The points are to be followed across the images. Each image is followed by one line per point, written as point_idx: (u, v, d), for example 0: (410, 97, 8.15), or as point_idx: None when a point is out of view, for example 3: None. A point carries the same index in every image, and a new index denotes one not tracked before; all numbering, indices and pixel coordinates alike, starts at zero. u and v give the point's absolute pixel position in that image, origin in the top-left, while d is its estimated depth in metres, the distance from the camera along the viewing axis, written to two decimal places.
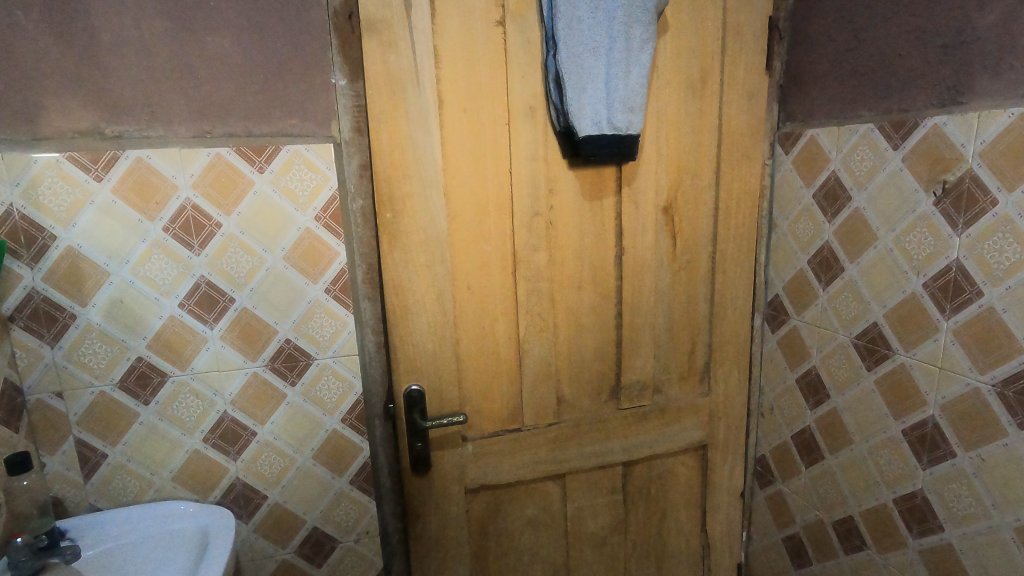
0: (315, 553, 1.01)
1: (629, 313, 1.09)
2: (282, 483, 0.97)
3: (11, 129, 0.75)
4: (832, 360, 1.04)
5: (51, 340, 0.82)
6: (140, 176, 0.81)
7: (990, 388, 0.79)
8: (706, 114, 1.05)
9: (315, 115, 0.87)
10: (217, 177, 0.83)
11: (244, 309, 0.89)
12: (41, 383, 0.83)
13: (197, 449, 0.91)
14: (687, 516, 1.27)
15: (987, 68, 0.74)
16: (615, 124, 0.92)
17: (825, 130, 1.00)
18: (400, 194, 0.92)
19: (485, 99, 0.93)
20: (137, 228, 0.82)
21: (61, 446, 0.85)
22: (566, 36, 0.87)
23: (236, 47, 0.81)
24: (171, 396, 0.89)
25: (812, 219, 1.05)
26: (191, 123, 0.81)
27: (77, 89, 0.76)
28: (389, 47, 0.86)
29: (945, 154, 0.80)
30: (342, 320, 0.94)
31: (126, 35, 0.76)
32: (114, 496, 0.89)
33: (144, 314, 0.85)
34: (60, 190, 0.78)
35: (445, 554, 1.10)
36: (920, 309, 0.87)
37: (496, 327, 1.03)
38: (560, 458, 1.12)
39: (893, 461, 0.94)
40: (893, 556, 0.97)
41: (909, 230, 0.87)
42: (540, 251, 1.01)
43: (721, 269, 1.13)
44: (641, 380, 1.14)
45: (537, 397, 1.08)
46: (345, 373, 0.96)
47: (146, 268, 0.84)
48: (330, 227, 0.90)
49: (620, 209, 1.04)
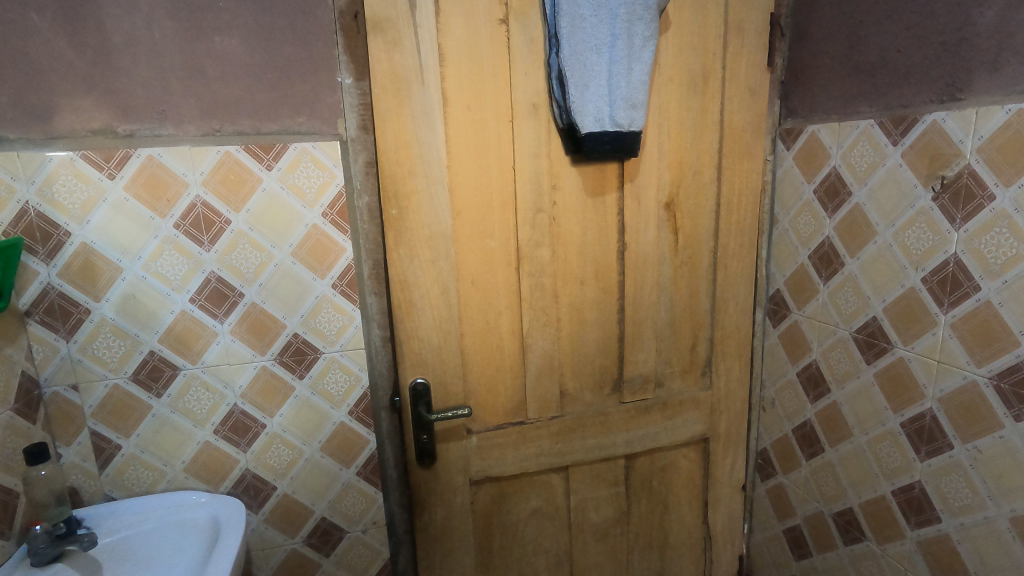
0: (323, 543, 1.03)
1: (630, 307, 1.11)
2: (290, 475, 0.99)
3: (26, 129, 0.77)
4: (833, 354, 1.05)
5: (66, 335, 0.84)
6: (151, 174, 0.82)
7: (987, 381, 0.80)
8: (708, 110, 1.06)
9: (322, 113, 0.88)
10: (227, 174, 0.85)
11: (253, 304, 0.91)
12: (57, 376, 0.85)
13: (209, 440, 0.94)
14: (688, 508, 1.29)
15: (985, 65, 0.75)
16: (617, 120, 0.93)
17: (825, 127, 1.00)
18: (406, 190, 0.94)
19: (489, 96, 0.94)
20: (149, 225, 0.84)
21: (77, 437, 0.88)
22: (568, 34, 0.88)
23: (245, 47, 0.82)
24: (182, 389, 0.91)
25: (812, 214, 1.06)
26: (200, 122, 0.83)
27: (90, 89, 0.78)
28: (394, 46, 0.88)
29: (944, 149, 0.81)
30: (349, 314, 0.96)
31: (138, 36, 0.78)
32: (128, 487, 0.92)
33: (156, 308, 0.87)
34: (74, 188, 0.80)
35: (450, 545, 1.11)
36: (919, 303, 0.88)
37: (500, 321, 1.04)
38: (563, 451, 1.14)
39: (892, 454, 0.96)
40: (892, 546, 0.98)
41: (908, 225, 0.88)
42: (543, 247, 1.03)
43: (722, 264, 1.15)
44: (643, 374, 1.16)
45: (540, 390, 1.10)
46: (352, 366, 0.98)
47: (158, 264, 0.86)
48: (337, 224, 0.92)
49: (622, 205, 1.05)
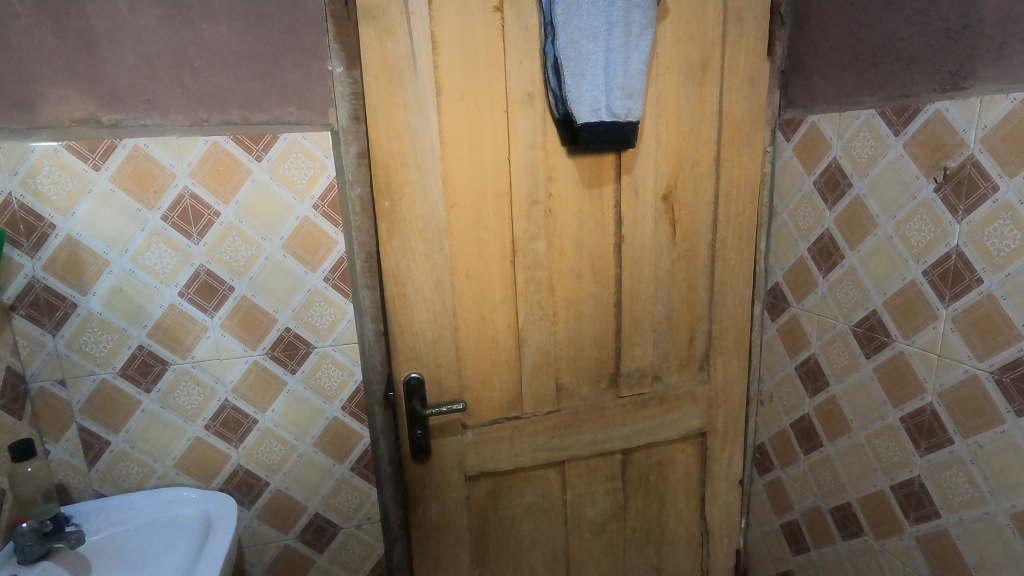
0: (318, 539, 1.02)
1: (628, 301, 1.09)
2: (283, 470, 0.98)
3: (9, 118, 0.75)
4: (832, 348, 1.04)
5: (53, 329, 0.83)
6: (138, 165, 0.80)
7: (989, 375, 0.79)
8: (707, 100, 1.04)
9: (313, 103, 0.86)
10: (215, 165, 0.83)
11: (243, 298, 0.89)
12: (43, 371, 0.84)
13: (200, 436, 0.92)
14: (686, 502, 1.28)
15: (990, 53, 0.73)
16: (614, 110, 0.91)
17: (826, 117, 0.98)
18: (399, 181, 0.92)
19: (483, 85, 0.92)
20: (136, 217, 0.82)
21: (65, 433, 0.86)
22: (565, 21, 0.86)
23: (232, 34, 0.80)
24: (173, 384, 0.89)
25: (812, 206, 1.04)
26: (188, 112, 0.81)
27: (75, 77, 0.76)
28: (386, 34, 0.86)
29: (946, 139, 0.79)
30: (342, 308, 0.94)
31: (122, 22, 0.76)
32: (118, 483, 0.90)
33: (144, 302, 0.86)
34: (58, 178, 0.78)
35: (445, 540, 1.11)
36: (920, 297, 0.86)
37: (495, 315, 1.03)
38: (559, 446, 1.13)
39: (891, 448, 0.95)
40: (891, 542, 0.97)
41: (909, 217, 0.86)
42: (539, 240, 1.01)
43: (721, 257, 1.13)
44: (640, 368, 1.14)
45: (536, 385, 1.08)
46: (345, 361, 0.96)
47: (146, 257, 0.84)
48: (329, 216, 0.90)
49: (619, 196, 1.03)
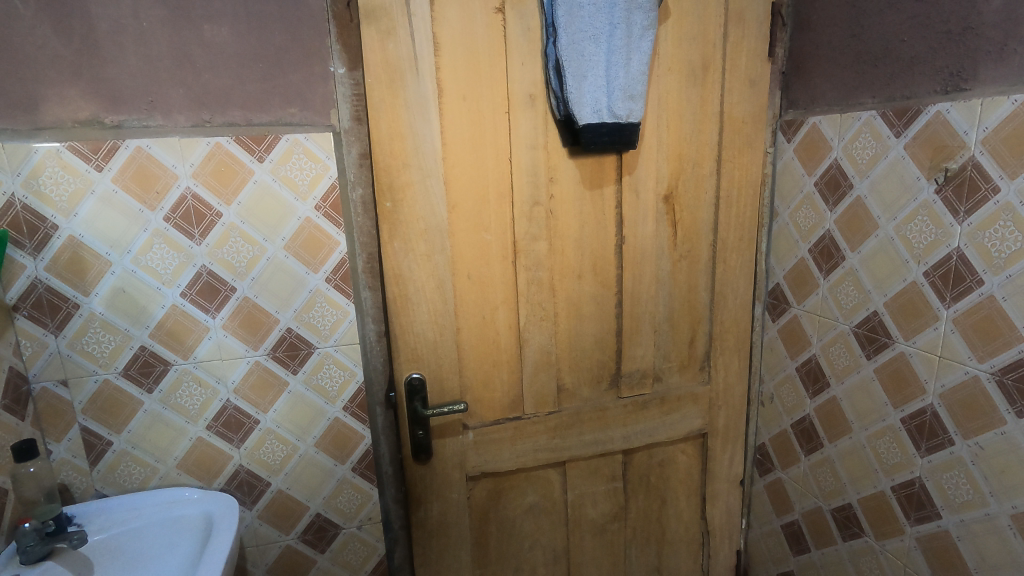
0: (319, 539, 1.02)
1: (628, 302, 1.09)
2: (284, 471, 0.98)
3: (12, 120, 0.75)
4: (832, 348, 1.04)
5: (55, 329, 0.83)
6: (140, 166, 0.81)
7: (990, 376, 0.79)
8: (708, 102, 1.04)
9: (315, 105, 0.87)
10: (217, 166, 0.83)
11: (245, 298, 0.90)
12: (45, 372, 0.84)
13: (201, 436, 0.92)
14: (686, 502, 1.28)
15: (991, 54, 0.74)
16: (615, 112, 0.92)
17: (827, 118, 0.99)
18: (400, 182, 0.92)
19: (485, 86, 0.92)
20: (138, 218, 0.83)
21: (68, 434, 0.86)
22: (566, 22, 0.86)
23: (234, 35, 0.80)
24: (174, 384, 0.90)
25: (813, 207, 1.04)
26: (190, 113, 0.81)
27: (77, 79, 0.76)
28: (387, 35, 0.86)
29: (947, 141, 0.79)
30: (343, 309, 0.94)
31: (124, 24, 0.76)
32: (120, 483, 0.91)
33: (146, 303, 0.86)
34: (61, 179, 0.78)
35: (446, 541, 1.11)
36: (921, 298, 0.86)
37: (496, 316, 1.03)
38: (560, 446, 1.13)
39: (892, 449, 0.95)
40: (892, 542, 0.97)
41: (910, 218, 0.87)
42: (540, 241, 1.01)
43: (721, 258, 1.13)
44: (640, 369, 1.15)
45: (537, 385, 1.09)
46: (346, 361, 0.96)
47: (148, 258, 0.84)
48: (330, 216, 0.90)
49: (620, 198, 1.04)
